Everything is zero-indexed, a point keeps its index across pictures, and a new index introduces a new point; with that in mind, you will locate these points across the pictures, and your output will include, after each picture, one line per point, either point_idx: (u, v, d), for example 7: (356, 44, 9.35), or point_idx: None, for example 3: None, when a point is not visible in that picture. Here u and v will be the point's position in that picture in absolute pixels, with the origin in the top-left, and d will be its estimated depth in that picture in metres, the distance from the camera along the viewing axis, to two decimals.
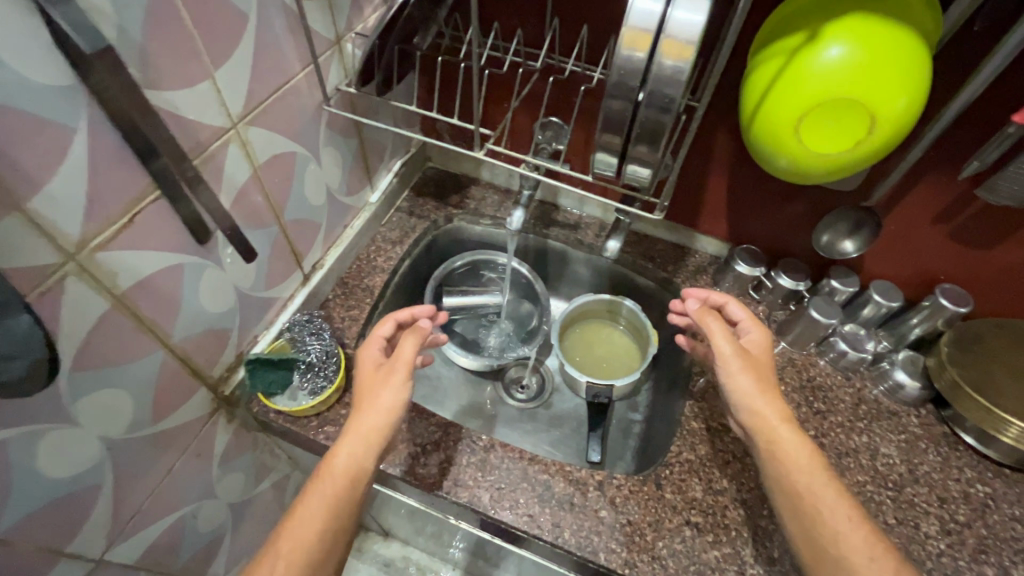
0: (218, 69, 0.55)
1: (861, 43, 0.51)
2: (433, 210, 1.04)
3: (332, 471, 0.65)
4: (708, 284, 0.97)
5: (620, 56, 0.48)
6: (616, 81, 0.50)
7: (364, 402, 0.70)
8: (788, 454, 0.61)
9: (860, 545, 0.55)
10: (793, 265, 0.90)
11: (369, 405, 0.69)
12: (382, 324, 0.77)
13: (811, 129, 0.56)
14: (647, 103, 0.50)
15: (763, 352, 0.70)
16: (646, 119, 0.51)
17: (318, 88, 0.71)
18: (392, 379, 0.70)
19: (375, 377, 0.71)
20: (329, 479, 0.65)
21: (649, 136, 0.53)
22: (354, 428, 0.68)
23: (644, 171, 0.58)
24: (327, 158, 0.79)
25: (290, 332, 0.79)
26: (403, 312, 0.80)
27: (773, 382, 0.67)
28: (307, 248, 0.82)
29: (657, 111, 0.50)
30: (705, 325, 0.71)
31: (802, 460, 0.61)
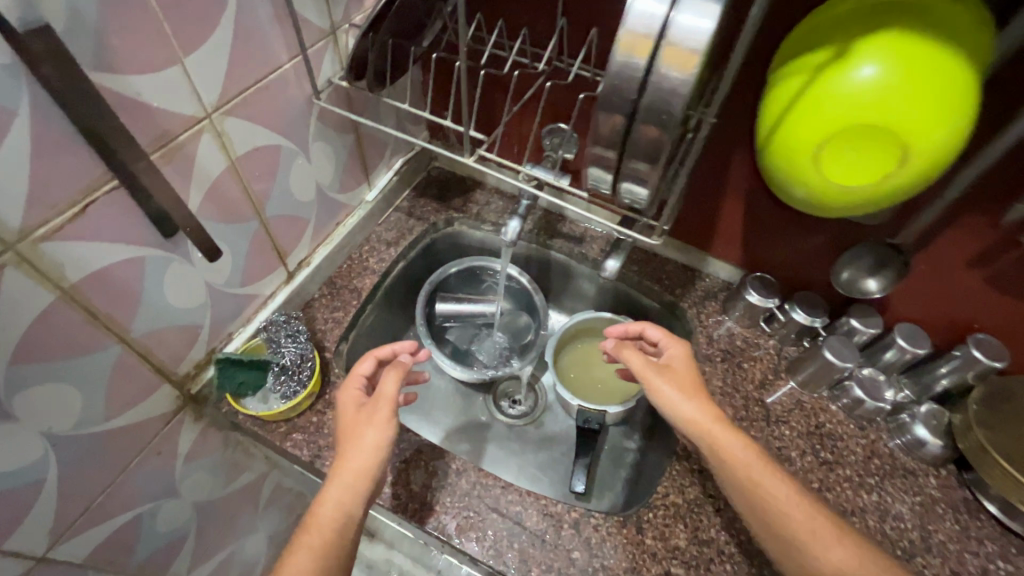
0: (190, 55, 0.51)
1: (898, 64, 0.45)
2: (433, 211, 1.01)
3: (319, 520, 0.61)
4: (716, 312, 0.91)
5: (616, 62, 0.43)
6: (610, 90, 0.44)
7: (347, 445, 0.66)
8: (729, 451, 0.61)
9: (804, 519, 0.57)
10: (811, 299, 0.83)
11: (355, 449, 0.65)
12: (363, 361, 0.74)
13: (834, 157, 0.50)
14: (643, 116, 0.44)
15: (682, 359, 0.71)
16: (643, 136, 0.46)
17: (309, 81, 0.67)
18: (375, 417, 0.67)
19: (358, 416, 0.68)
20: (316, 523, 0.61)
21: (645, 154, 0.47)
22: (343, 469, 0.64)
23: (641, 191, 0.52)
24: (318, 154, 0.76)
25: (267, 332, 0.76)
26: (383, 349, 0.77)
27: (695, 388, 0.68)
28: (292, 246, 0.79)
29: (655, 126, 0.45)
30: (629, 354, 0.71)
31: (742, 456, 0.61)
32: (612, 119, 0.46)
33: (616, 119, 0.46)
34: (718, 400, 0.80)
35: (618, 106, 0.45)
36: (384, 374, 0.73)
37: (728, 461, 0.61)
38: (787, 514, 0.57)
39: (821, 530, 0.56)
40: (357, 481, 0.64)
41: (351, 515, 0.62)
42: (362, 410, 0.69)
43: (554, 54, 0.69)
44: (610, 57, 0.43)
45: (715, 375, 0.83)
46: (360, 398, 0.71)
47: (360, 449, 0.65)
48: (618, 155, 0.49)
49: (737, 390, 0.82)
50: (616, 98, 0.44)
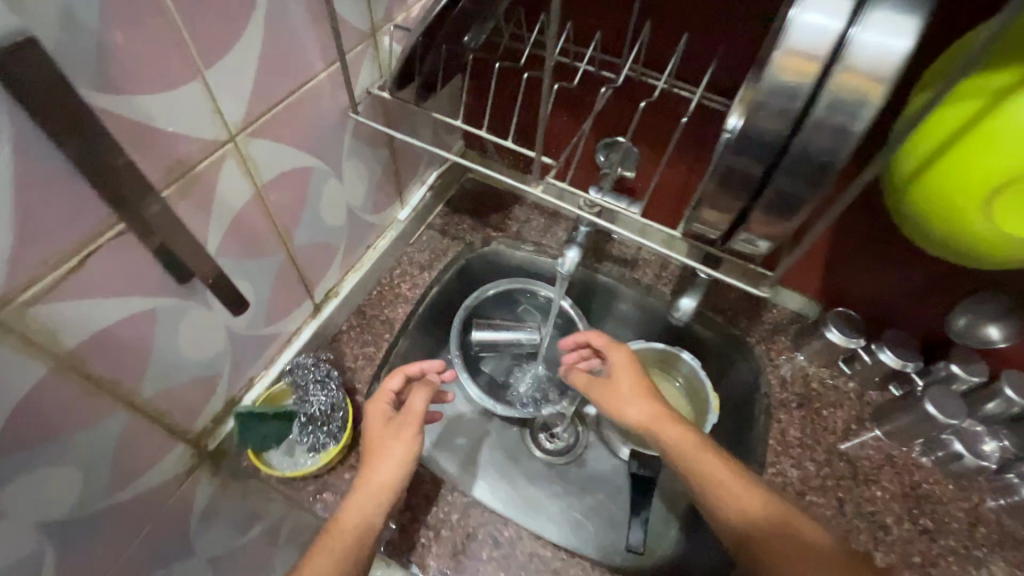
0: (213, 66, 0.42)
1: None
2: (469, 229, 0.91)
3: (339, 531, 0.56)
4: (787, 348, 0.81)
5: (767, 91, 0.34)
6: (752, 126, 0.35)
7: (371, 460, 0.60)
8: (677, 449, 0.61)
9: (759, 511, 0.55)
10: (902, 339, 0.73)
11: (380, 466, 0.60)
12: (393, 376, 0.67)
13: (1011, 203, 0.40)
14: (793, 160, 0.35)
15: (622, 352, 0.69)
16: (785, 185, 0.36)
17: (345, 91, 0.58)
18: (404, 436, 0.61)
19: (386, 432, 0.62)
20: (333, 532, 0.55)
21: (783, 207, 0.37)
22: (366, 478, 0.59)
23: (763, 243, 0.43)
24: (350, 173, 0.66)
25: (292, 376, 0.66)
26: (415, 365, 0.68)
27: (616, 390, 0.67)
28: (320, 275, 0.70)
29: (806, 173, 0.35)
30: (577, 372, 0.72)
31: (691, 453, 0.60)
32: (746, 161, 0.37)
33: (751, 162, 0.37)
34: (798, 453, 0.71)
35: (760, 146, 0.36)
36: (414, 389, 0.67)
37: (672, 452, 0.61)
38: (724, 496, 0.56)
39: (771, 509, 0.55)
40: (381, 492, 0.58)
41: (372, 525, 0.57)
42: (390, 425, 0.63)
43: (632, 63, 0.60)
44: (757, 83, 0.34)
45: (793, 423, 0.74)
46: (388, 413, 0.64)
47: (387, 464, 0.59)
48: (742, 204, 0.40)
49: (818, 442, 0.72)
50: (759, 136, 0.35)
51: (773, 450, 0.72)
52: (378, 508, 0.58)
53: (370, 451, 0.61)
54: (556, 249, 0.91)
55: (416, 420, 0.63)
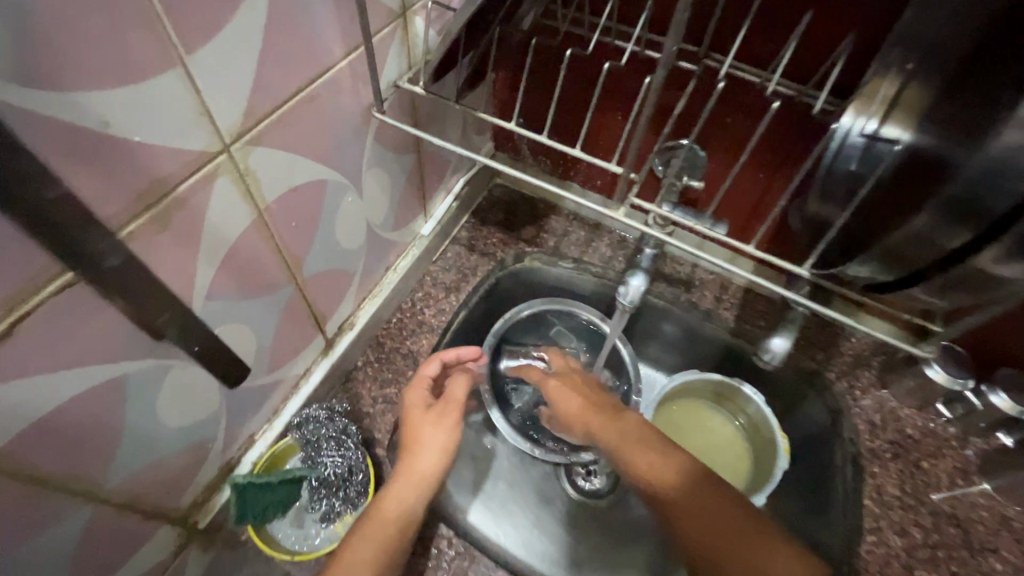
0: (198, 52, 0.30)
1: None
2: (500, 244, 0.79)
3: (377, 521, 0.48)
4: (873, 384, 0.70)
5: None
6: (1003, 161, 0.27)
7: (408, 447, 0.52)
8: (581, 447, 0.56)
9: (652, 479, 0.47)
10: (1018, 379, 0.62)
11: (420, 456, 0.51)
12: (430, 361, 0.58)
13: None
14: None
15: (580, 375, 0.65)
16: None
17: (368, 86, 0.46)
18: (445, 423, 0.53)
19: (425, 419, 0.53)
20: (372, 522, 0.47)
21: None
22: (407, 466, 0.51)
23: (954, 297, 0.35)
24: (371, 184, 0.54)
25: (299, 431, 0.55)
26: (453, 350, 0.59)
27: (578, 400, 0.59)
28: (334, 306, 0.58)
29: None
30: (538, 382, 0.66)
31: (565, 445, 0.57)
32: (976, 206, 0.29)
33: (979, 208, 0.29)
34: (898, 516, 0.61)
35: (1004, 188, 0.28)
36: (452, 376, 0.59)
37: (605, 451, 0.53)
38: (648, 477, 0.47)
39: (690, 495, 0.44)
40: (422, 482, 0.50)
41: (412, 514, 0.49)
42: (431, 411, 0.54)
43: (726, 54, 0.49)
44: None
45: (888, 478, 0.63)
46: (428, 401, 0.55)
47: (427, 450, 0.51)
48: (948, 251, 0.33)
49: (920, 501, 0.62)
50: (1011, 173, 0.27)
51: (868, 513, 0.61)
52: (421, 496, 0.50)
53: (407, 439, 0.53)
54: (600, 266, 0.79)
55: (459, 406, 0.55)
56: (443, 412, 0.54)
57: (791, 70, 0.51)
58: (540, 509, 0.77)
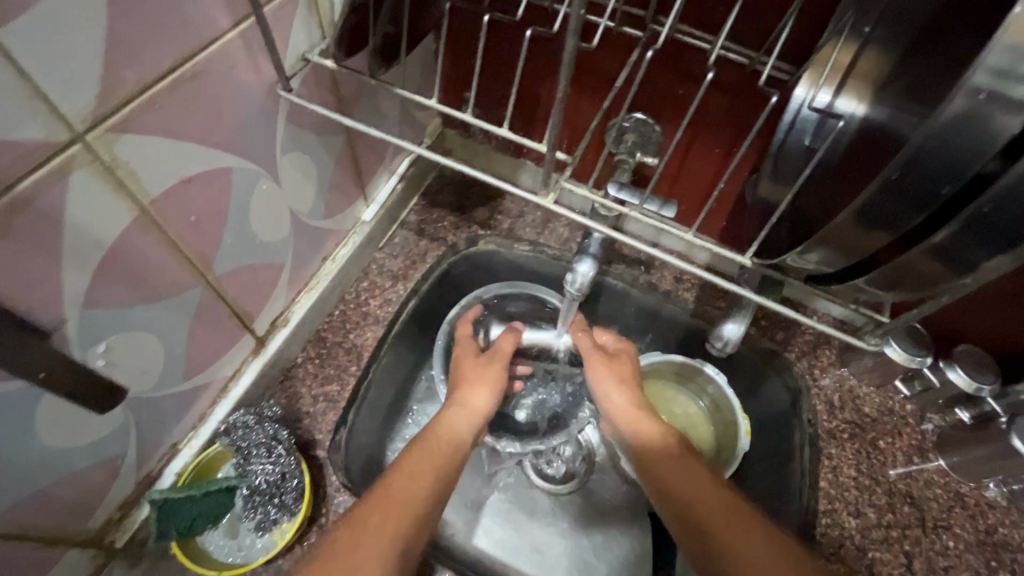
0: (14, 23, 0.26)
1: None
2: (451, 228, 0.75)
3: (435, 441, 0.49)
4: (833, 364, 0.69)
5: (982, 81, 0.23)
6: (950, 130, 0.24)
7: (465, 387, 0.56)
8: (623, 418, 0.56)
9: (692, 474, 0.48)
10: (976, 356, 0.61)
11: (473, 394, 0.56)
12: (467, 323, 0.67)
13: None
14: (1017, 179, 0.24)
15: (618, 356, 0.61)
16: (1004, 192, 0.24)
17: (269, 61, 0.41)
18: (491, 374, 0.58)
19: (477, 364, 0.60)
20: (428, 440, 0.49)
21: (998, 231, 0.26)
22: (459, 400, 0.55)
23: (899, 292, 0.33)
24: (290, 170, 0.50)
25: (228, 439, 0.52)
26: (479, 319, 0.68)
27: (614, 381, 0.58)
28: (260, 303, 0.54)
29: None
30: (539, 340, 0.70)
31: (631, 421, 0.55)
32: (918, 191, 0.26)
33: (921, 192, 0.26)
34: (853, 497, 0.60)
35: (934, 170, 0.25)
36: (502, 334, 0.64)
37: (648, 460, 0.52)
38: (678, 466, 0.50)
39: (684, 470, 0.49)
40: (472, 412, 0.54)
41: (461, 440, 0.51)
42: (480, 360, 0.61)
43: (669, 16, 0.45)
44: (966, 69, 0.23)
45: (845, 458, 0.63)
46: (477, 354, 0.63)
47: (478, 387, 0.56)
48: (895, 234, 0.29)
49: (876, 481, 0.61)
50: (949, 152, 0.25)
51: (825, 496, 0.60)
52: (472, 427, 0.53)
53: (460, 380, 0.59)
54: (556, 248, 0.75)
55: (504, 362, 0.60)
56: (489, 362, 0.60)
57: (741, 36, 0.47)
58: (501, 499, 0.75)
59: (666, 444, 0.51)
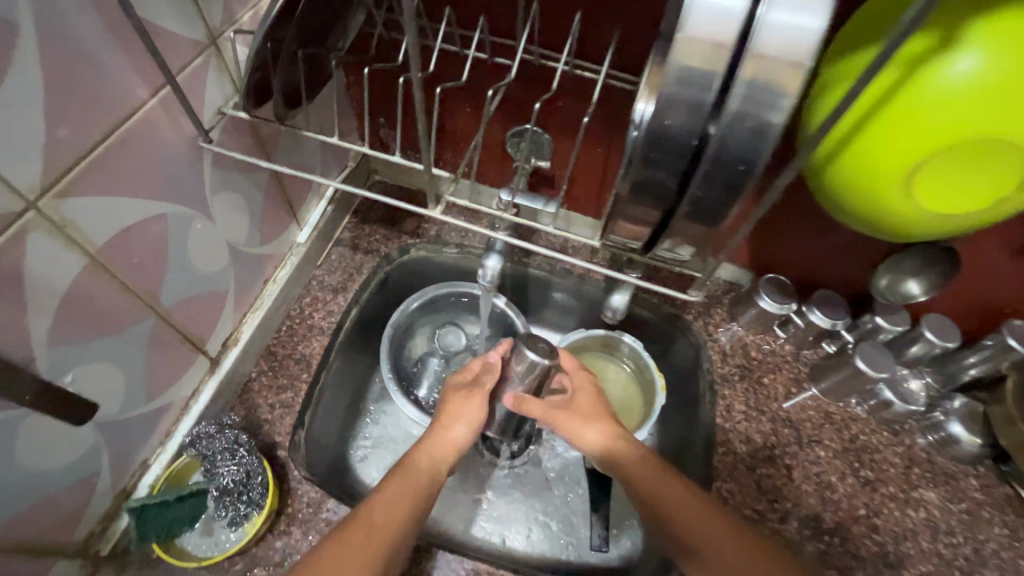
0: None
1: (1007, 54, 0.33)
2: (383, 240, 0.82)
3: (413, 472, 0.56)
4: (724, 320, 0.80)
5: (668, 92, 0.28)
6: (662, 130, 0.29)
7: (441, 422, 0.61)
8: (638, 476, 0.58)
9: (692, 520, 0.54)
10: (829, 297, 0.74)
11: (451, 428, 0.61)
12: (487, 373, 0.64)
13: (934, 182, 0.38)
14: (702, 182, 0.30)
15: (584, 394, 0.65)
16: (699, 191, 0.31)
17: (188, 118, 0.48)
18: (474, 405, 0.62)
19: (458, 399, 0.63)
20: (407, 471, 0.56)
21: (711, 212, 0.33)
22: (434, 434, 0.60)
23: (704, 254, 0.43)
24: (222, 208, 0.57)
25: (193, 448, 0.58)
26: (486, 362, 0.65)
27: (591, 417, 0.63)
28: (211, 328, 0.61)
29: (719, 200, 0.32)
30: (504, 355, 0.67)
31: (649, 476, 0.57)
32: (650, 187, 0.32)
33: (653, 190, 0.33)
34: (744, 427, 0.71)
35: (656, 172, 0.31)
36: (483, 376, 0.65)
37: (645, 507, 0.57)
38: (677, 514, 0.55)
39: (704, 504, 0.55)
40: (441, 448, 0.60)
41: (437, 472, 0.58)
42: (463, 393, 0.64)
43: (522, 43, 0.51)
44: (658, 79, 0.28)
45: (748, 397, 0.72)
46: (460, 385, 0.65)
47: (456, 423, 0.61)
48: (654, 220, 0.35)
49: (762, 412, 0.73)
50: (670, 148, 0.30)
51: (720, 429, 0.71)
52: (445, 459, 0.59)
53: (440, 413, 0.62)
54: (480, 247, 0.84)
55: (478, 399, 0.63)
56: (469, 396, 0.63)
57: None
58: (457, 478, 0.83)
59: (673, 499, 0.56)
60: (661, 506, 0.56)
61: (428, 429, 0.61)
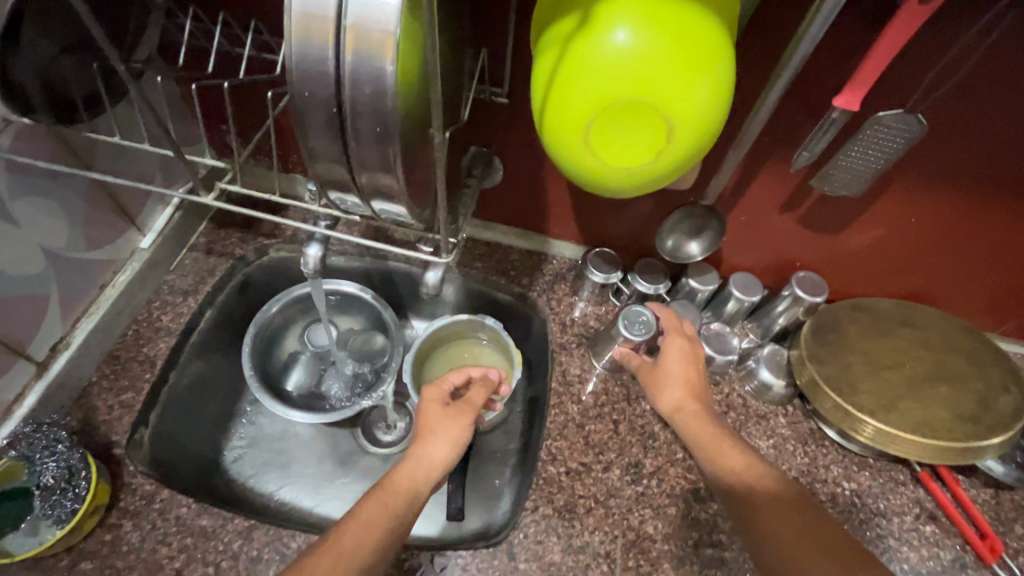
0: None
1: (639, 29, 0.40)
2: (238, 243, 0.83)
3: (390, 492, 0.55)
4: (568, 294, 0.86)
5: (293, 64, 0.33)
6: (302, 101, 0.34)
7: (424, 439, 0.61)
8: (753, 483, 0.56)
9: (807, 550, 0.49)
10: (651, 265, 0.80)
11: (432, 446, 0.60)
12: (457, 373, 0.69)
13: (602, 139, 0.44)
14: (355, 143, 0.35)
15: (680, 351, 0.70)
16: (359, 150, 0.36)
17: None
18: (458, 424, 0.62)
19: (444, 413, 0.63)
20: (385, 492, 0.55)
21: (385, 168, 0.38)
22: (418, 450, 0.59)
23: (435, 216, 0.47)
24: (25, 214, 0.60)
25: (15, 449, 0.60)
26: (474, 371, 0.70)
27: (674, 377, 0.68)
28: (31, 332, 0.65)
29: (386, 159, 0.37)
30: (478, 375, 0.70)
31: (741, 467, 0.58)
32: (324, 152, 0.37)
33: (330, 155, 0.37)
34: (579, 389, 0.77)
35: (320, 139, 0.36)
36: (471, 387, 0.69)
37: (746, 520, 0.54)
38: (787, 532, 0.51)
39: (789, 503, 0.53)
40: (430, 467, 0.59)
41: (418, 493, 0.56)
42: (447, 409, 0.64)
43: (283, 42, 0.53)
44: (286, 52, 0.33)
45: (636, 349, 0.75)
46: (442, 402, 0.65)
47: (441, 440, 0.60)
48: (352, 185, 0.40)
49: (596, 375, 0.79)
50: (316, 115, 0.35)
51: (556, 393, 0.77)
52: (426, 478, 0.58)
53: (424, 430, 0.62)
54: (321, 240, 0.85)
55: (470, 412, 0.64)
56: (456, 412, 0.64)
57: None
58: None
59: (781, 501, 0.54)
60: (754, 506, 0.54)
61: (412, 449, 0.60)
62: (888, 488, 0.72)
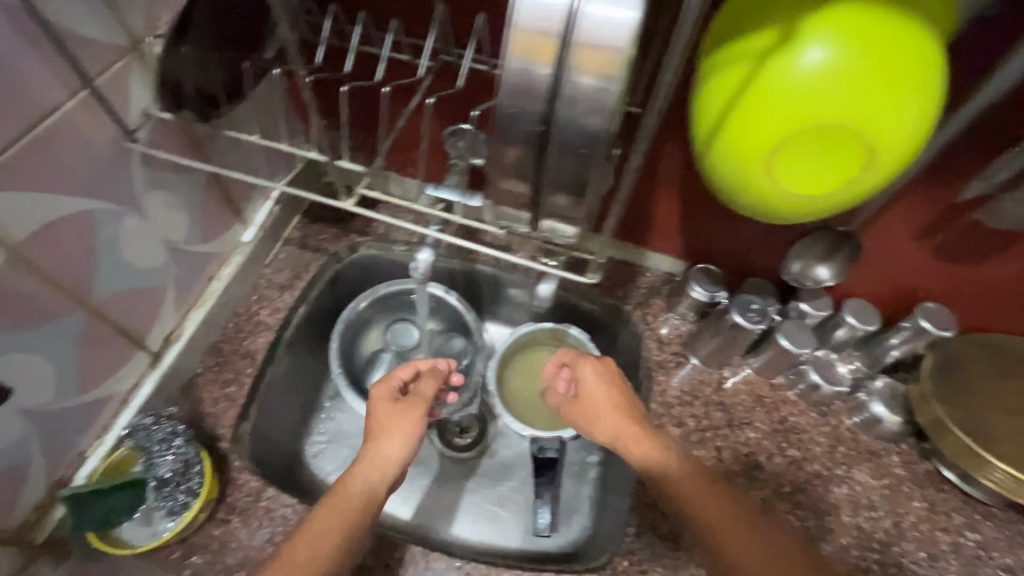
0: None
1: (853, 46, 0.36)
2: (331, 239, 0.83)
3: (345, 495, 0.53)
4: (663, 309, 0.83)
5: (510, 77, 0.30)
6: (508, 117, 0.32)
7: (374, 438, 0.57)
8: (670, 476, 0.62)
9: (724, 520, 0.59)
10: (759, 285, 0.76)
11: (385, 444, 0.56)
12: (403, 366, 0.63)
13: (785, 163, 0.41)
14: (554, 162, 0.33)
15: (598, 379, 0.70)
16: (556, 169, 0.34)
17: (111, 122, 0.50)
18: (409, 421, 0.58)
19: (393, 410, 0.58)
20: (339, 497, 0.53)
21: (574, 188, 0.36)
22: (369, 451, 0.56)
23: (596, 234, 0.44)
24: (155, 208, 0.60)
25: (133, 439, 0.62)
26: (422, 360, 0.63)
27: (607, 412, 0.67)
28: (149, 324, 0.65)
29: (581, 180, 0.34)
30: (430, 365, 0.64)
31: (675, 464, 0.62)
32: (514, 169, 0.35)
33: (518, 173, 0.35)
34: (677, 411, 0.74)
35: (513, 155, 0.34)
36: (421, 379, 0.63)
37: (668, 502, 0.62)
38: (699, 507, 0.60)
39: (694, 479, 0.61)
40: (386, 465, 0.56)
41: (376, 493, 0.54)
42: (398, 405, 0.59)
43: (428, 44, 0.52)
44: (501, 63, 0.30)
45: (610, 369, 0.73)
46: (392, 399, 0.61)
47: (393, 436, 0.56)
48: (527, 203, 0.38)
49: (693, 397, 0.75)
50: (519, 132, 0.32)
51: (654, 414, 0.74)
52: (384, 478, 0.55)
53: (374, 428, 0.58)
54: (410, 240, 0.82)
55: (424, 405, 0.59)
56: (408, 406, 0.59)
57: None
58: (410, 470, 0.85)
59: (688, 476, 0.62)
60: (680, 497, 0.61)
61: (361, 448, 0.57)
62: (1016, 542, 0.67)
